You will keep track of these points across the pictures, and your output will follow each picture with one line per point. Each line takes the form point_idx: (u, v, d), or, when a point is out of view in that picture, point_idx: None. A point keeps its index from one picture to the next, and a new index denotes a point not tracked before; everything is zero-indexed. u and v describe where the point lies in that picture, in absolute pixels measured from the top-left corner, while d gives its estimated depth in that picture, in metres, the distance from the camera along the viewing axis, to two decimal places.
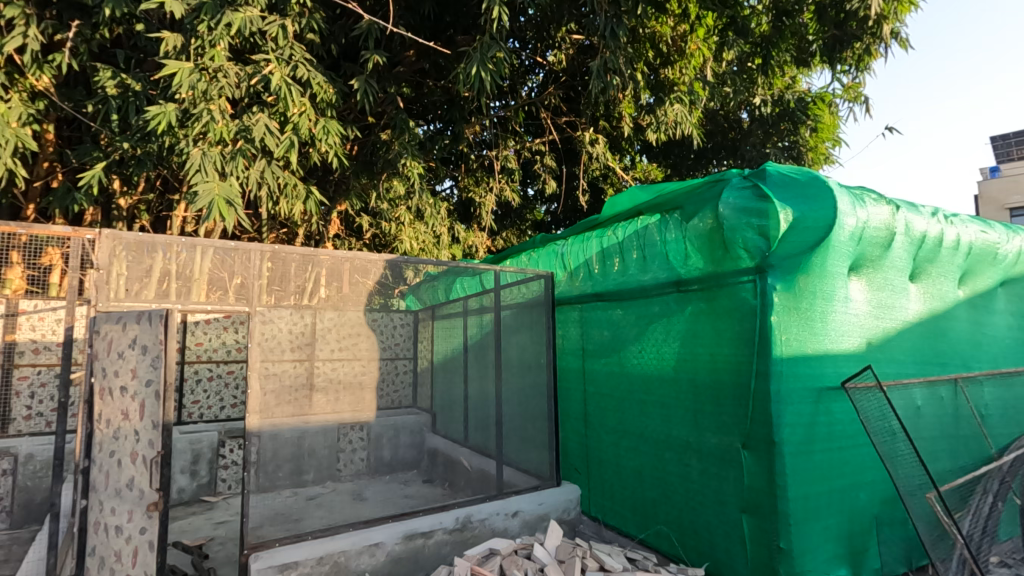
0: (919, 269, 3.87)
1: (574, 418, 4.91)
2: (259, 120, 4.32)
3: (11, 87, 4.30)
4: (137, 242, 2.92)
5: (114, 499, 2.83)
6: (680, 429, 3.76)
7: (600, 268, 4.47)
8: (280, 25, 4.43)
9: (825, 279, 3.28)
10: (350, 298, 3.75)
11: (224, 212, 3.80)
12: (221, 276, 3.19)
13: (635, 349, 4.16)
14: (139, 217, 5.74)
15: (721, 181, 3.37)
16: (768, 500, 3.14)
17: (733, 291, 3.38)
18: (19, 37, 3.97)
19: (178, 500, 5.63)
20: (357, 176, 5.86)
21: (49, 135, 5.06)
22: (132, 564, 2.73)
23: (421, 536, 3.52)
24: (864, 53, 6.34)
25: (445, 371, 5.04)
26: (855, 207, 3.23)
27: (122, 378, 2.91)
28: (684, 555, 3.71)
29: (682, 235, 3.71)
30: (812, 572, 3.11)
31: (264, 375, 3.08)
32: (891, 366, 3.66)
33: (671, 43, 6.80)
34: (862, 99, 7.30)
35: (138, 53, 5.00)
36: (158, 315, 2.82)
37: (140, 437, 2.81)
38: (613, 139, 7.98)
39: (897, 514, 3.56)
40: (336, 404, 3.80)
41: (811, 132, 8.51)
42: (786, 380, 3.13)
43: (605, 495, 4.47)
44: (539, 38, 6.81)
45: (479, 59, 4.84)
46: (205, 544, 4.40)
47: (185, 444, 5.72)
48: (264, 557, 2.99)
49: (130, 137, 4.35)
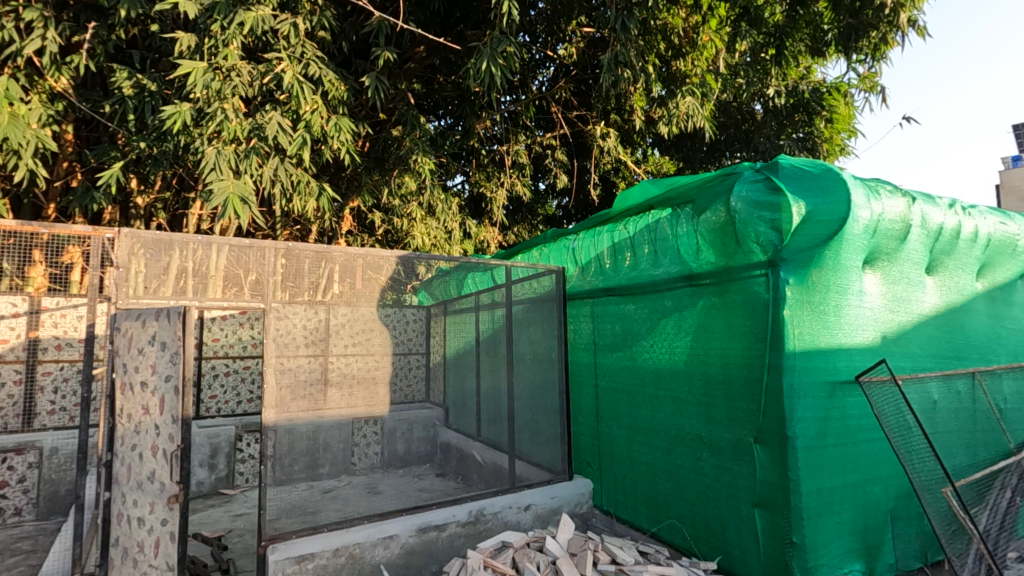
0: (936, 262, 3.81)
1: (585, 412, 4.93)
2: (272, 119, 4.37)
3: (31, 88, 4.37)
4: (155, 240, 2.97)
5: (136, 492, 2.88)
6: (693, 424, 3.75)
7: (611, 263, 4.47)
8: (290, 23, 4.46)
9: (838, 272, 3.25)
10: (364, 294, 3.66)
11: (239, 210, 3.85)
12: (237, 273, 3.24)
13: (647, 344, 4.15)
14: (156, 216, 5.83)
15: (733, 174, 3.36)
16: (781, 494, 3.13)
17: (745, 285, 3.36)
18: (39, 40, 4.05)
19: (197, 492, 5.73)
20: (369, 173, 5.95)
21: (69, 135, 5.19)
22: (155, 555, 2.80)
23: (434, 529, 3.57)
24: (880, 43, 6.24)
25: (457, 366, 5.05)
26: (869, 200, 3.20)
27: (143, 373, 2.97)
28: (695, 549, 3.72)
29: (693, 229, 3.69)
30: (825, 566, 3.10)
31: (279, 369, 3.20)
32: (907, 360, 3.62)
33: (683, 35, 6.77)
34: (878, 89, 7.21)
35: (153, 53, 5.08)
36: (176, 312, 2.91)
37: (160, 430, 2.88)
38: (624, 132, 7.92)
39: (913, 509, 3.54)
40: (350, 399, 3.64)
41: (827, 124, 8.47)
42: (799, 374, 3.12)
43: (618, 489, 4.48)
44: (550, 31, 6.88)
45: (489, 54, 4.83)
46: (223, 536, 4.50)
47: (204, 438, 5.83)
48: (282, 549, 3.07)
49: (146, 137, 4.43)
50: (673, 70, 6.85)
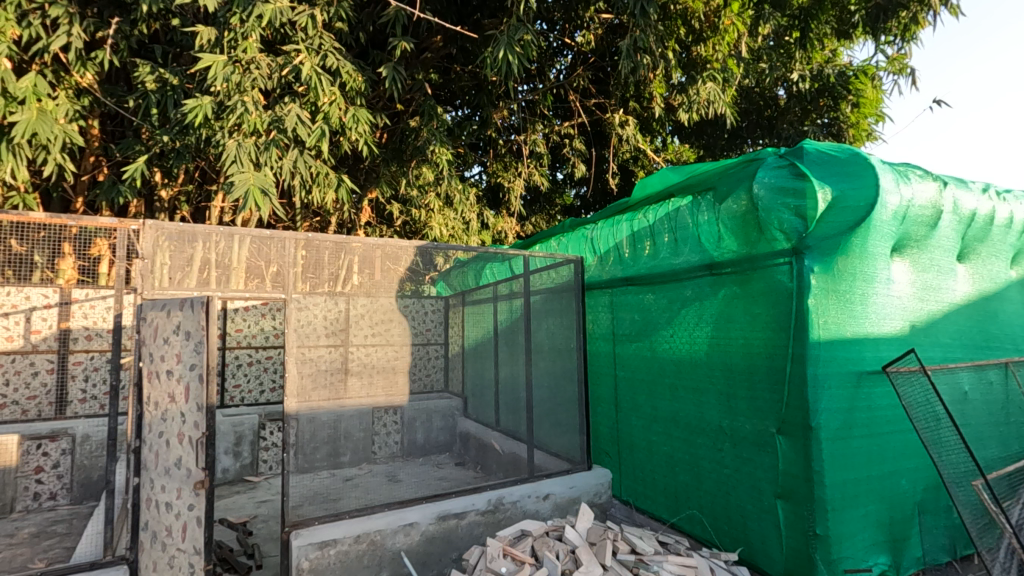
0: (968, 249, 3.70)
1: (604, 402, 4.91)
2: (291, 111, 4.37)
3: (58, 85, 4.46)
4: (179, 233, 3.05)
5: (164, 477, 2.96)
6: (713, 414, 3.71)
7: (630, 253, 4.42)
8: (308, 15, 4.43)
9: (865, 260, 3.17)
10: (383, 285, 3.68)
11: (259, 202, 3.91)
12: (258, 265, 3.30)
13: (667, 334, 4.11)
14: (180, 209, 5.93)
15: (755, 160, 3.29)
16: (804, 486, 3.08)
17: (769, 274, 3.30)
18: (64, 37, 4.12)
19: (222, 479, 5.86)
20: (388, 165, 5.97)
21: (94, 130, 5.29)
22: (182, 539, 2.87)
23: (454, 517, 3.60)
24: (910, 23, 6.06)
25: (476, 356, 5.07)
26: (898, 184, 3.10)
27: (168, 362, 3.01)
28: (716, 539, 3.70)
29: (715, 217, 3.63)
30: (850, 559, 3.05)
31: (300, 359, 3.22)
32: (938, 350, 3.52)
33: (704, 19, 6.47)
34: (908, 71, 6.98)
35: (174, 48, 5.14)
36: (200, 302, 2.90)
37: (186, 418, 2.93)
38: (644, 120, 7.77)
39: (941, 502, 3.46)
40: (370, 388, 3.70)
41: (853, 108, 8.22)
42: (824, 364, 3.06)
43: (637, 480, 4.47)
44: (567, 18, 6.70)
45: (506, 42, 4.77)
46: (248, 521, 4.62)
47: (228, 426, 5.94)
48: (305, 535, 3.12)
49: (169, 130, 4.51)
50: (693, 55, 6.67)
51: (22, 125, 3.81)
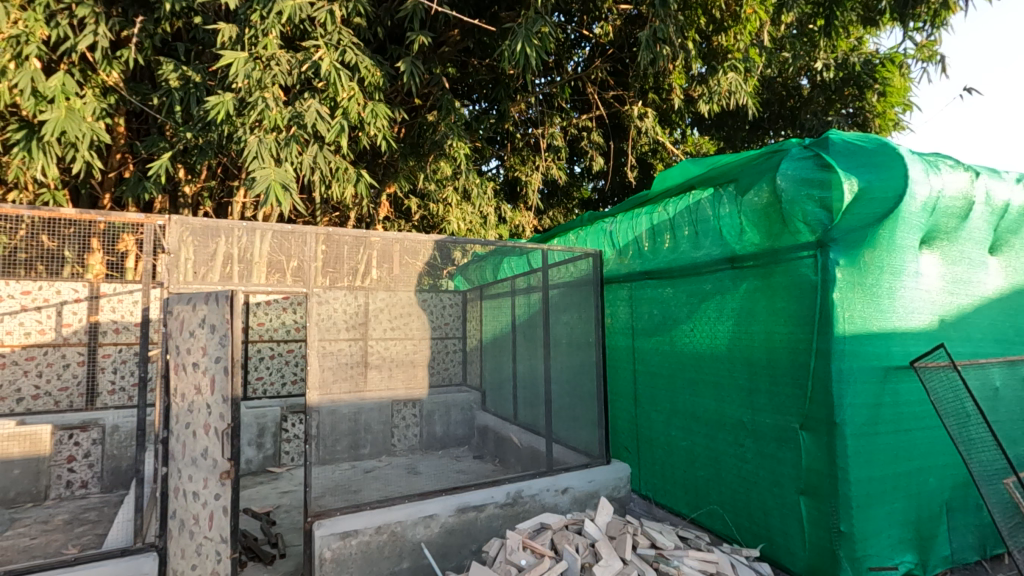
0: (1001, 241, 3.60)
1: (624, 396, 4.89)
2: (310, 106, 4.41)
3: (85, 83, 4.55)
4: (203, 227, 3.07)
5: (191, 467, 3.01)
6: (735, 409, 3.67)
7: (650, 246, 4.37)
8: (327, 11, 4.46)
9: (892, 252, 3.09)
10: (401, 279, 3.70)
11: (280, 197, 3.96)
12: (279, 260, 3.36)
13: (687, 328, 4.07)
14: (202, 205, 6.06)
15: (779, 151, 3.22)
16: (828, 482, 3.03)
17: (792, 267, 3.24)
18: (91, 36, 4.17)
19: (246, 470, 6.00)
20: (405, 159, 6.02)
21: (120, 129, 5.41)
22: (209, 527, 2.93)
23: (473, 509, 3.63)
24: (942, 8, 5.88)
25: (494, 349, 5.05)
26: (928, 175, 3.01)
27: (194, 354, 3.07)
28: (737, 536, 3.67)
29: (736, 209, 3.57)
30: (876, 557, 3.01)
31: (322, 353, 3.25)
32: (969, 345, 3.43)
33: (725, 8, 6.37)
34: (938, 58, 6.77)
35: (197, 45, 5.20)
36: (225, 295, 2.99)
37: (211, 410, 2.98)
38: (663, 112, 7.71)
39: (970, 500, 3.39)
40: (390, 380, 3.77)
41: (879, 97, 7.99)
42: (849, 359, 3.00)
43: (656, 475, 4.45)
44: (584, 10, 6.69)
45: (524, 34, 4.71)
46: (272, 511, 4.72)
47: (251, 418, 6.07)
48: (327, 525, 3.16)
49: (192, 127, 4.61)
50: (714, 46, 6.61)
51: (51, 124, 3.92)
